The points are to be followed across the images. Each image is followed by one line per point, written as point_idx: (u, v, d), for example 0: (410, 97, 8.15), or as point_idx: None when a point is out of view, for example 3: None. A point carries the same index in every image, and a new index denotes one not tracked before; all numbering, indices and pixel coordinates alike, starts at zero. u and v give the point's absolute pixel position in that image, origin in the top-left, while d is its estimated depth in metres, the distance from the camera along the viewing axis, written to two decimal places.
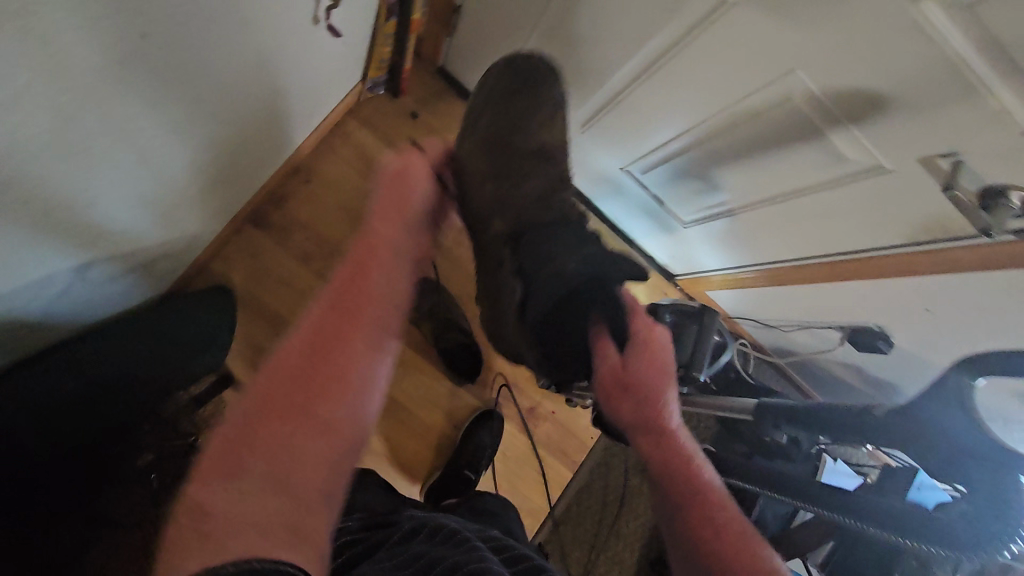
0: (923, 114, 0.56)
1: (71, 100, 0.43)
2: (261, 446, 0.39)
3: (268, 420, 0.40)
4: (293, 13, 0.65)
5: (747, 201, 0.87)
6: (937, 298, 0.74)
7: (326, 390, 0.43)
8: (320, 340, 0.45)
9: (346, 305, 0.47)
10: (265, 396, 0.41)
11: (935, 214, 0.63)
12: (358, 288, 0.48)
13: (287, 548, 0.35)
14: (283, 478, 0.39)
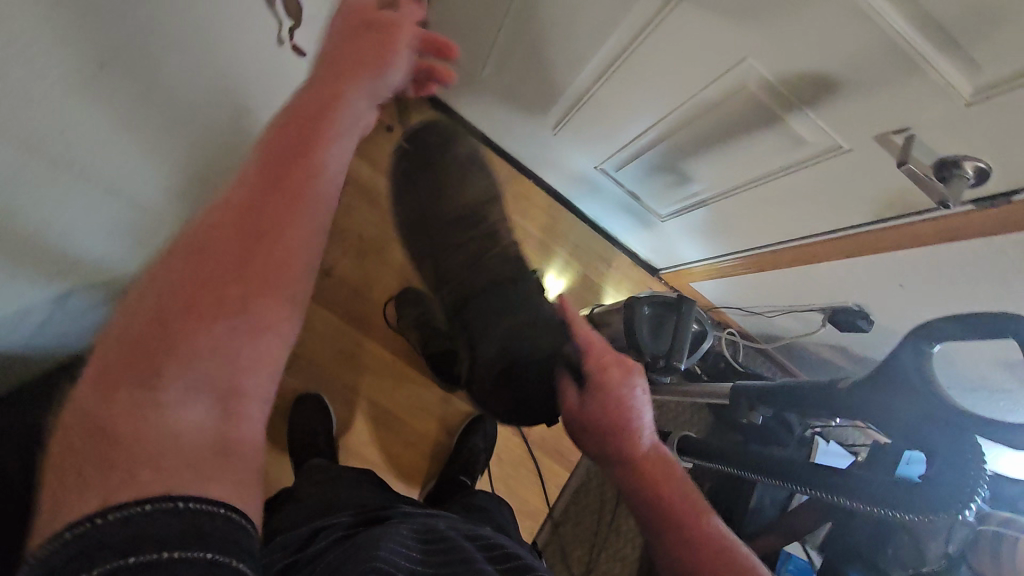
0: (873, 91, 0.58)
1: (32, 130, 0.44)
2: (175, 340, 0.26)
3: (178, 306, 0.27)
4: (256, 35, 0.66)
5: (718, 190, 0.88)
6: (908, 273, 0.75)
7: (249, 264, 0.29)
8: (247, 204, 0.30)
9: (281, 156, 0.32)
10: (179, 267, 0.28)
11: (898, 187, 0.65)
12: (307, 135, 0.34)
13: (213, 483, 0.25)
14: (214, 385, 0.27)
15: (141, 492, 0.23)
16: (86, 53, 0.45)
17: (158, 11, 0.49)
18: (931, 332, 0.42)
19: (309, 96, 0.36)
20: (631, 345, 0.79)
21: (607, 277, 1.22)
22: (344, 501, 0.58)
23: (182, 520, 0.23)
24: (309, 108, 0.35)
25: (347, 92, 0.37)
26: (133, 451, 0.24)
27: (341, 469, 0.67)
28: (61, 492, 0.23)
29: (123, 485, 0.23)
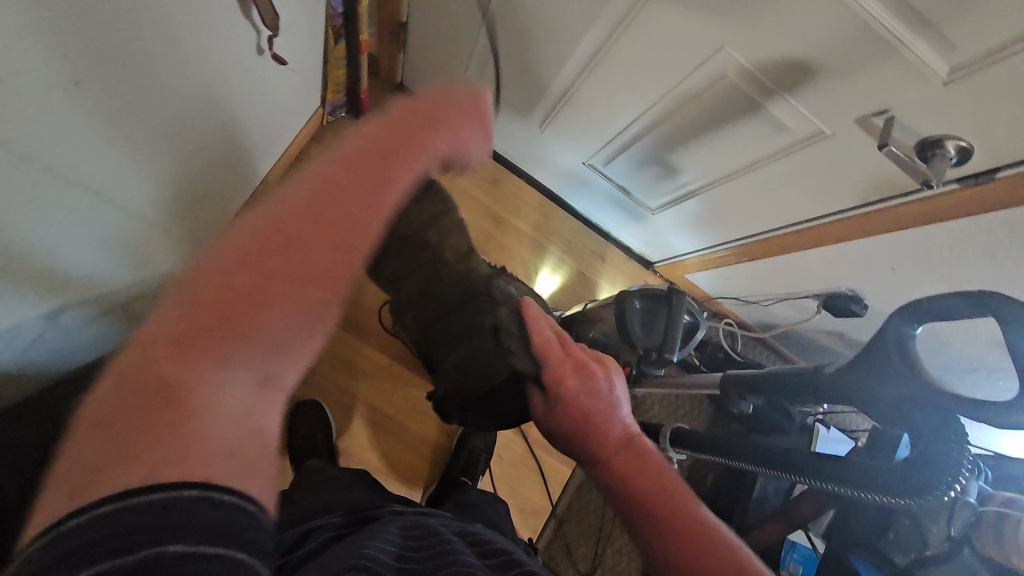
0: (851, 74, 0.58)
1: (19, 147, 0.43)
2: (260, 312, 0.25)
3: (272, 275, 0.25)
4: (235, 44, 0.67)
5: (706, 180, 0.87)
6: (898, 256, 0.75)
7: (345, 251, 0.28)
8: (345, 187, 0.29)
9: (379, 156, 0.32)
10: (270, 229, 0.26)
11: (883, 171, 0.65)
12: (406, 146, 0.34)
13: (254, 487, 0.23)
14: (277, 373, 0.26)
15: (182, 478, 0.21)
16: (69, 72, 0.45)
17: (136, 26, 0.50)
18: (913, 313, 0.42)
19: (407, 116, 0.37)
20: (623, 339, 0.79)
21: (602, 272, 1.22)
22: (337, 501, 0.59)
23: (224, 513, 0.21)
24: (412, 127, 0.36)
25: (442, 125, 0.39)
26: (192, 429, 0.22)
27: (335, 470, 0.67)
28: (100, 460, 0.21)
29: (173, 465, 0.21)
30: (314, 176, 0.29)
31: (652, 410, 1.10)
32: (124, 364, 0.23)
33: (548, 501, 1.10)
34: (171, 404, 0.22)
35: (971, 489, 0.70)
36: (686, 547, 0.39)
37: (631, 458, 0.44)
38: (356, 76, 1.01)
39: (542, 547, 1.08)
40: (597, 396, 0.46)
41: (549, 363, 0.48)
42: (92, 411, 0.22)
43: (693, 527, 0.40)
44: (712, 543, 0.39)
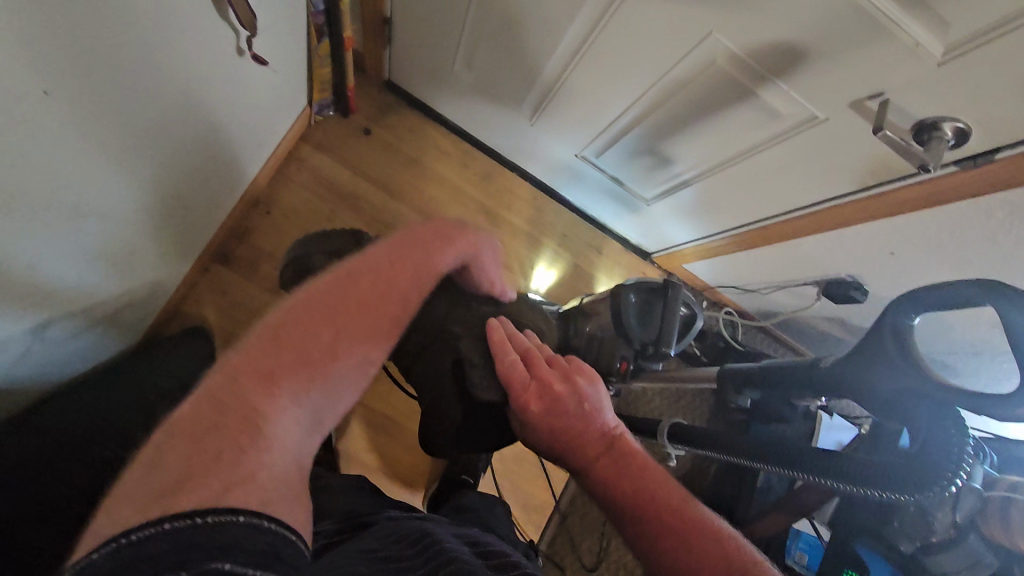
0: (843, 56, 0.56)
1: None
2: (318, 365, 0.34)
3: (330, 337, 0.36)
4: (212, 46, 0.65)
5: (702, 168, 0.86)
6: (896, 240, 0.74)
7: (374, 329, 0.39)
8: (384, 280, 0.41)
9: (409, 257, 0.44)
10: (328, 308, 0.37)
11: (880, 155, 0.63)
12: (435, 248, 0.47)
13: (292, 509, 0.29)
14: (320, 414, 0.34)
15: (240, 505, 0.26)
16: (42, 84, 0.43)
17: (109, 32, 0.48)
18: (910, 304, 0.41)
19: (437, 225, 0.50)
20: (619, 334, 0.78)
21: (599, 265, 1.20)
22: (333, 509, 0.58)
23: (267, 538, 0.25)
24: (440, 233, 0.49)
25: (462, 230, 0.51)
26: (266, 442, 0.30)
27: (332, 477, 0.66)
28: (191, 462, 0.27)
29: (247, 478, 0.27)
30: (360, 270, 0.41)
31: (653, 403, 1.09)
32: (217, 385, 0.31)
33: (551, 497, 1.09)
34: (249, 420, 0.30)
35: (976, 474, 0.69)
36: (683, 544, 0.38)
37: (609, 466, 0.43)
38: (342, 73, 0.99)
39: (545, 543, 1.08)
40: (565, 410, 0.45)
41: (513, 388, 0.47)
42: (169, 431, 0.29)
43: (683, 526, 0.39)
44: (705, 537, 0.38)
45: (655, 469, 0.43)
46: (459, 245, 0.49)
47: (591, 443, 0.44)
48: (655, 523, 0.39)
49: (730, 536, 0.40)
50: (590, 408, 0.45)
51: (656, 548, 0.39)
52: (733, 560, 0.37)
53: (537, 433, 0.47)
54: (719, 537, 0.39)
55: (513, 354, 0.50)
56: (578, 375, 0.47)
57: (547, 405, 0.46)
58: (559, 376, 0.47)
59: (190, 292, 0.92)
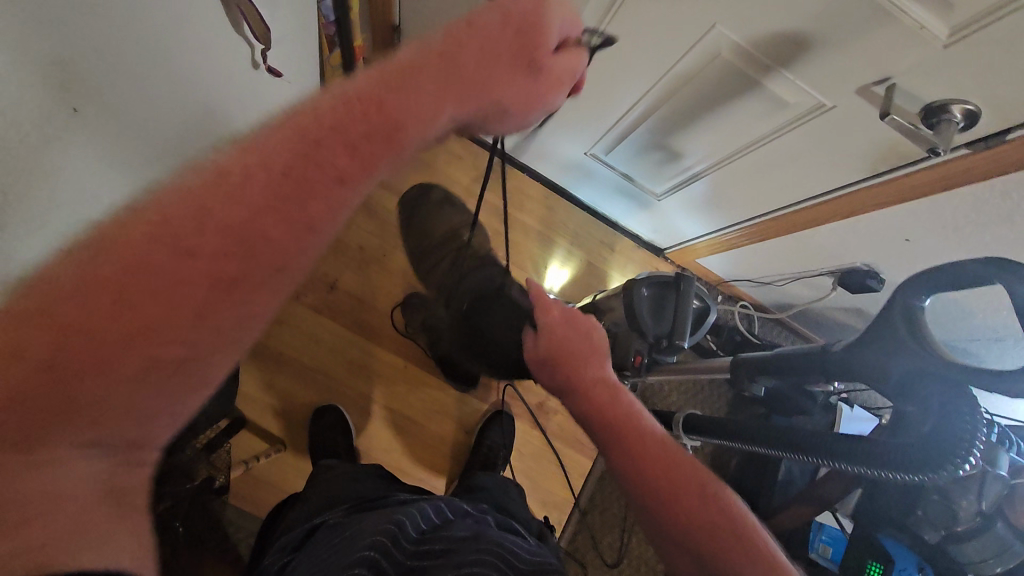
0: (848, 42, 0.56)
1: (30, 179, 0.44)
2: (104, 363, 0.25)
3: (108, 320, 0.25)
4: (228, 58, 0.67)
5: (711, 161, 0.86)
6: (910, 227, 0.73)
7: (157, 315, 0.26)
8: (179, 232, 0.27)
9: (246, 187, 0.28)
10: (89, 291, 0.25)
11: (889, 140, 0.63)
12: (335, 157, 0.30)
13: (108, 546, 0.25)
14: (107, 426, 0.26)
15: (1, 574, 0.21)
16: (70, 101, 0.46)
17: (129, 50, 0.50)
18: (917, 286, 0.41)
19: (393, 79, 0.33)
20: (632, 328, 0.78)
21: (612, 262, 1.21)
22: (355, 494, 0.61)
23: None
24: (364, 118, 0.31)
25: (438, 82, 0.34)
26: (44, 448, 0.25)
27: (347, 464, 0.67)
28: None
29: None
30: (191, 199, 0.27)
31: (669, 397, 1.09)
32: None
33: (570, 493, 1.09)
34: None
35: (1001, 459, 0.68)
36: (641, 462, 0.46)
37: (603, 390, 0.51)
38: None
39: (566, 540, 1.08)
40: (576, 339, 0.55)
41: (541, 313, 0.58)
42: None
43: (651, 449, 0.47)
44: (665, 459, 0.46)
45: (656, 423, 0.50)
46: (416, 125, 0.32)
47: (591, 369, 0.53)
48: (627, 434, 0.48)
49: (697, 475, 0.46)
50: (593, 345, 0.55)
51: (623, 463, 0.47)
52: (691, 488, 0.45)
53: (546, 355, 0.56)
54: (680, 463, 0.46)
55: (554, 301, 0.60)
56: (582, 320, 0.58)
57: (567, 337, 0.56)
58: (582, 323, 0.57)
59: None
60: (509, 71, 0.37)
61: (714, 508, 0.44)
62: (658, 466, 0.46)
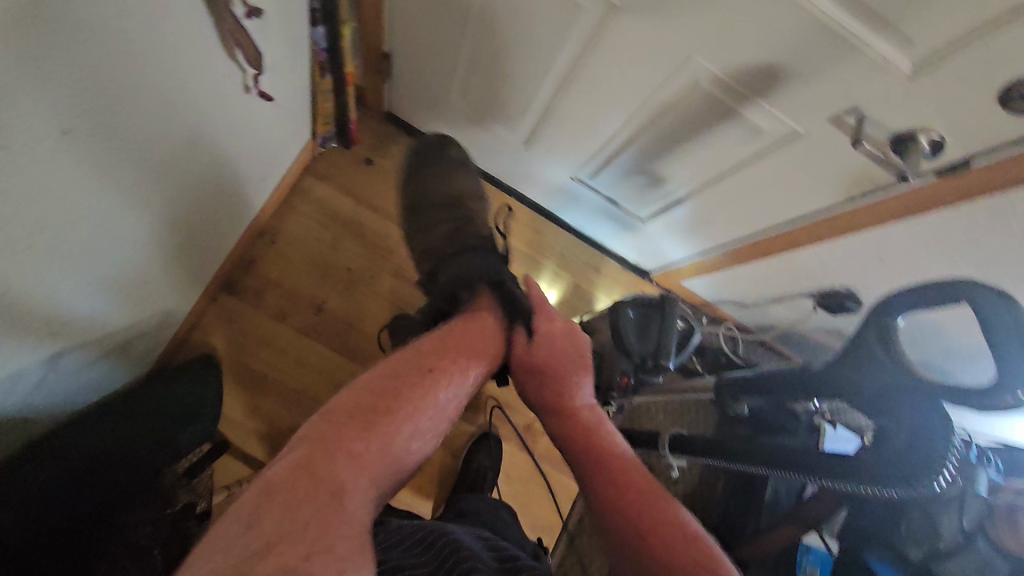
0: (817, 75, 0.59)
1: (20, 200, 0.45)
2: (366, 441, 0.44)
3: (339, 444, 0.43)
4: (221, 83, 0.68)
5: (694, 186, 0.88)
6: (885, 250, 0.75)
7: (387, 424, 0.47)
8: (386, 390, 0.49)
9: (406, 373, 0.53)
10: (351, 415, 0.46)
11: (859, 167, 0.66)
12: (429, 361, 0.56)
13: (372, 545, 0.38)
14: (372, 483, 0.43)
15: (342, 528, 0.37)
16: (62, 122, 0.46)
17: (118, 77, 0.51)
18: (892, 305, 0.43)
19: (442, 341, 0.61)
20: (619, 348, 0.79)
21: (597, 284, 1.23)
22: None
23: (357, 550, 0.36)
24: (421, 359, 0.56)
25: (475, 341, 0.64)
26: (338, 513, 0.38)
27: None
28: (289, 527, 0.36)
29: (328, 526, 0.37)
30: (363, 386, 0.50)
31: (656, 418, 1.11)
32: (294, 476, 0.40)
33: (558, 517, 1.08)
34: (334, 491, 0.39)
35: (979, 477, 0.69)
36: (609, 483, 0.55)
37: (587, 414, 0.63)
38: (344, 107, 1.06)
39: (555, 565, 1.06)
40: (566, 349, 0.68)
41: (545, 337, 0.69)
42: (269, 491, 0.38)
43: (620, 470, 0.56)
44: (635, 484, 0.55)
45: (621, 441, 0.61)
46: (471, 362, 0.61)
47: (575, 377, 0.66)
48: (601, 450, 0.58)
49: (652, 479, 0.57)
50: (579, 351, 0.69)
51: (597, 483, 0.56)
52: (653, 486, 0.55)
53: (538, 378, 0.66)
54: (649, 485, 0.55)
55: (558, 321, 0.71)
56: (580, 339, 0.71)
57: (573, 360, 0.68)
58: (565, 331, 0.70)
59: (196, 323, 1.00)
60: (485, 328, 0.67)
61: (668, 503, 0.53)
62: (616, 465, 0.57)
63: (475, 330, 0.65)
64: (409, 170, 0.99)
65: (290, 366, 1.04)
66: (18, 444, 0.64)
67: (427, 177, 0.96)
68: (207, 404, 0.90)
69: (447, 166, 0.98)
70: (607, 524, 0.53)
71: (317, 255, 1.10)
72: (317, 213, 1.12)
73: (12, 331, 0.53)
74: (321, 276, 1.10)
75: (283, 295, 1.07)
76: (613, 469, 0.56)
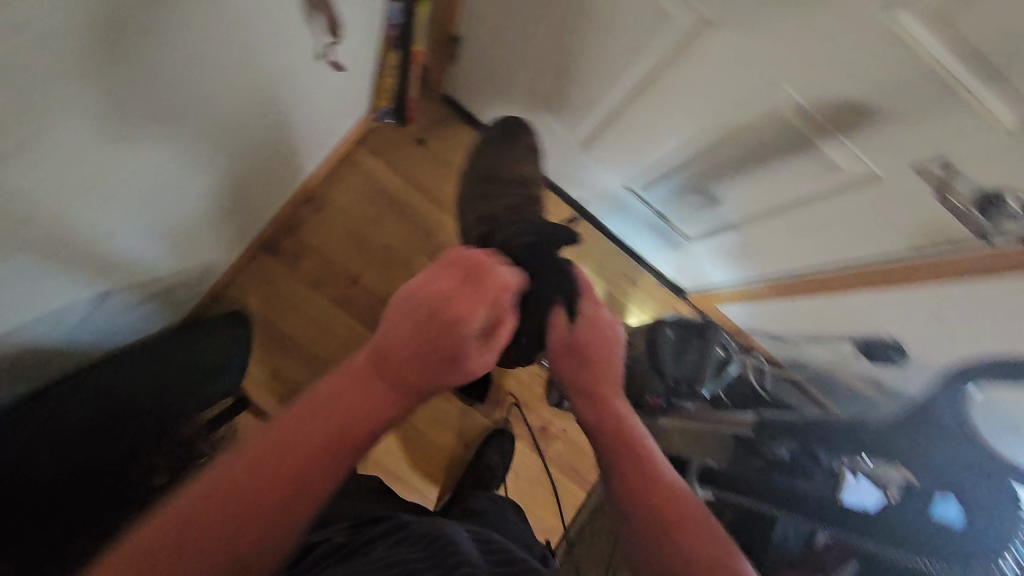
0: (909, 120, 0.57)
1: (91, 143, 0.45)
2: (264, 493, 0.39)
3: (224, 496, 0.38)
4: (296, 49, 0.68)
5: (749, 212, 0.86)
6: (945, 307, 0.70)
7: (296, 473, 0.40)
8: (315, 424, 0.42)
9: (352, 397, 0.44)
10: (265, 455, 0.40)
11: (931, 221, 0.64)
12: (389, 370, 0.45)
13: None
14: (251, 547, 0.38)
15: None
16: (146, 73, 0.46)
17: (203, 36, 0.51)
18: None
19: (416, 320, 0.46)
20: (653, 368, 0.78)
21: (631, 295, 1.22)
22: (360, 513, 0.63)
23: None
24: (385, 363, 0.45)
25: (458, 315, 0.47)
26: None
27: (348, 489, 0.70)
28: None
29: None
30: (302, 410, 0.43)
31: None
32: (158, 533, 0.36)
33: (559, 521, 1.08)
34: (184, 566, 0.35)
35: None
36: (633, 476, 0.54)
37: (619, 406, 0.61)
38: (407, 85, 1.05)
39: None
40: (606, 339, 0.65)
41: (584, 327, 0.65)
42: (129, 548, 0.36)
43: (646, 467, 0.55)
44: (659, 486, 0.54)
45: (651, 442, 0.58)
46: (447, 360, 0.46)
47: (613, 372, 0.63)
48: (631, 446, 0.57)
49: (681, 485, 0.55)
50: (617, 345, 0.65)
51: (620, 481, 0.55)
52: (677, 492, 0.53)
53: (575, 363, 0.64)
54: (674, 495, 0.53)
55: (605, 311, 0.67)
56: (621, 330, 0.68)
57: (608, 349, 0.65)
58: (609, 325, 0.66)
59: (237, 278, 1.02)
60: (476, 295, 0.49)
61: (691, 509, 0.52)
62: (644, 466, 0.55)
63: (463, 297, 0.48)
64: (484, 147, 1.01)
65: (319, 334, 1.05)
66: (48, 376, 0.65)
67: (496, 156, 0.99)
68: (240, 352, 0.91)
69: (519, 150, 0.99)
70: (629, 519, 0.53)
71: (358, 228, 1.11)
72: (364, 184, 1.13)
73: (68, 267, 0.54)
74: (359, 249, 1.10)
75: (320, 263, 1.08)
76: (641, 466, 0.55)
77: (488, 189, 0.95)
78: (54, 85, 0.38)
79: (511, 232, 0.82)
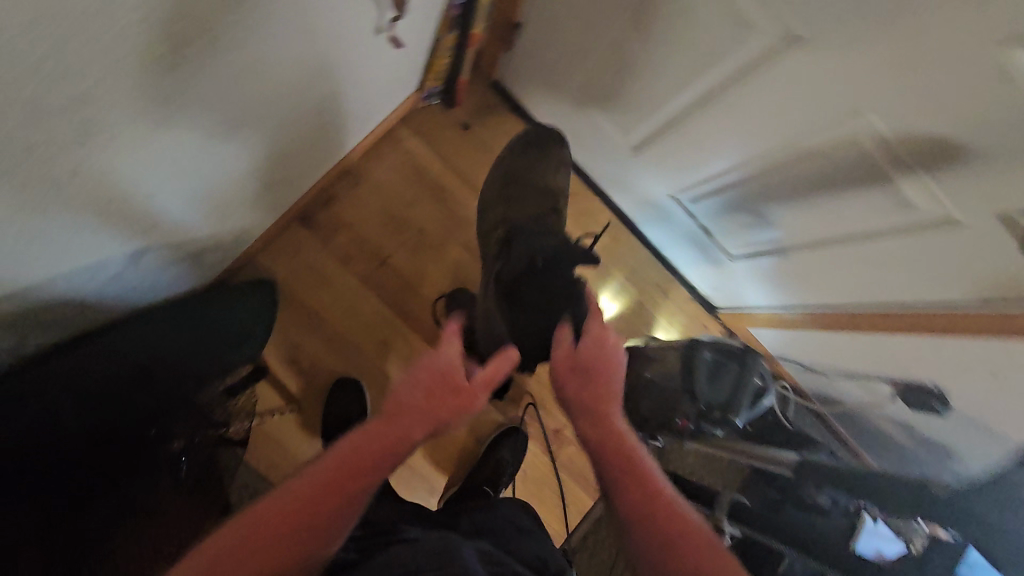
0: (1005, 165, 0.53)
1: (147, 98, 0.43)
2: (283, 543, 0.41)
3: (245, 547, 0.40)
4: (359, 21, 0.65)
5: (801, 238, 0.83)
6: (1002, 364, 0.67)
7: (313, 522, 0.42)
8: (329, 475, 0.44)
9: (367, 448, 0.46)
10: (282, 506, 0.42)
11: (1008, 272, 0.60)
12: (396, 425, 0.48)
13: None
14: None
15: None
16: (212, 31, 0.44)
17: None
18: None
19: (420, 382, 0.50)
20: (684, 389, 0.76)
21: (661, 307, 1.19)
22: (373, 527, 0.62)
23: None
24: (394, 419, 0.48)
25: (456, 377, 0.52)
26: None
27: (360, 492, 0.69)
28: None
29: None
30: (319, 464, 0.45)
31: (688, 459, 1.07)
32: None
33: (564, 527, 1.07)
34: None
35: None
36: (637, 500, 0.50)
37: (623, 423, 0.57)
38: (459, 68, 1.02)
39: None
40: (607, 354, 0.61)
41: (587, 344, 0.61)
42: None
43: (650, 491, 0.51)
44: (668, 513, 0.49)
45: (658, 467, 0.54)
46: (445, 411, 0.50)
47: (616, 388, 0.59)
48: (633, 463, 0.53)
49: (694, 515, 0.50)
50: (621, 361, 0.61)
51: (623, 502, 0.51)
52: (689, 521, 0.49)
53: (574, 380, 0.60)
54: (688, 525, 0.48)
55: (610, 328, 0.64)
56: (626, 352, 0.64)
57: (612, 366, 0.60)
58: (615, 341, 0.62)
59: (270, 245, 1.01)
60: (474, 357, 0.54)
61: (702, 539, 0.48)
62: (648, 489, 0.51)
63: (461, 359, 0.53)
64: (517, 151, 0.98)
65: (343, 311, 1.04)
66: (73, 328, 0.64)
67: (528, 162, 0.97)
68: (264, 324, 0.92)
69: (547, 160, 0.98)
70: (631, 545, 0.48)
71: (393, 208, 1.09)
72: (404, 165, 1.10)
73: (107, 222, 0.53)
74: (392, 230, 1.08)
75: (351, 239, 1.06)
76: (645, 491, 0.51)
77: (512, 197, 0.94)
78: (120, 34, 0.36)
79: (537, 240, 0.79)
